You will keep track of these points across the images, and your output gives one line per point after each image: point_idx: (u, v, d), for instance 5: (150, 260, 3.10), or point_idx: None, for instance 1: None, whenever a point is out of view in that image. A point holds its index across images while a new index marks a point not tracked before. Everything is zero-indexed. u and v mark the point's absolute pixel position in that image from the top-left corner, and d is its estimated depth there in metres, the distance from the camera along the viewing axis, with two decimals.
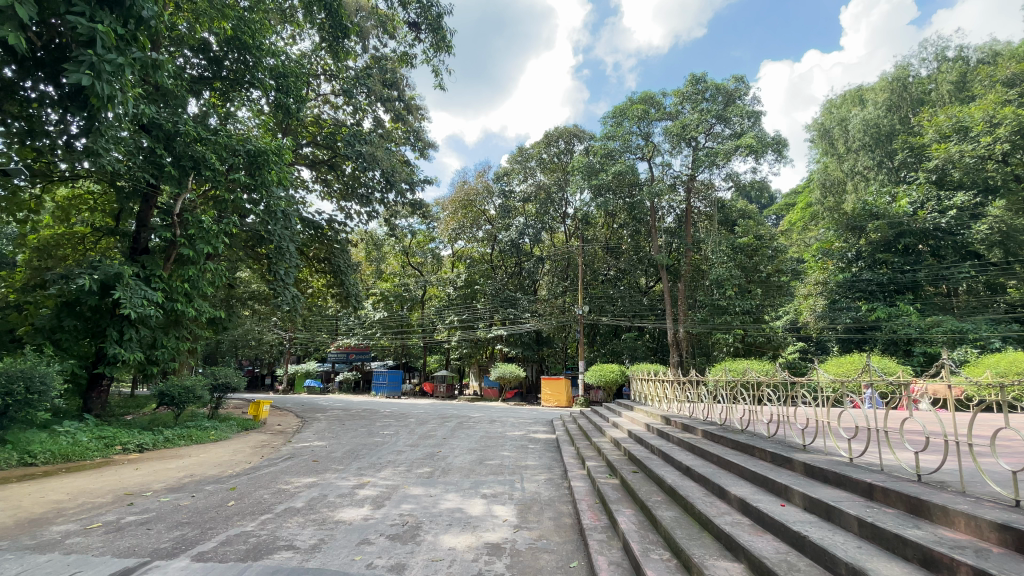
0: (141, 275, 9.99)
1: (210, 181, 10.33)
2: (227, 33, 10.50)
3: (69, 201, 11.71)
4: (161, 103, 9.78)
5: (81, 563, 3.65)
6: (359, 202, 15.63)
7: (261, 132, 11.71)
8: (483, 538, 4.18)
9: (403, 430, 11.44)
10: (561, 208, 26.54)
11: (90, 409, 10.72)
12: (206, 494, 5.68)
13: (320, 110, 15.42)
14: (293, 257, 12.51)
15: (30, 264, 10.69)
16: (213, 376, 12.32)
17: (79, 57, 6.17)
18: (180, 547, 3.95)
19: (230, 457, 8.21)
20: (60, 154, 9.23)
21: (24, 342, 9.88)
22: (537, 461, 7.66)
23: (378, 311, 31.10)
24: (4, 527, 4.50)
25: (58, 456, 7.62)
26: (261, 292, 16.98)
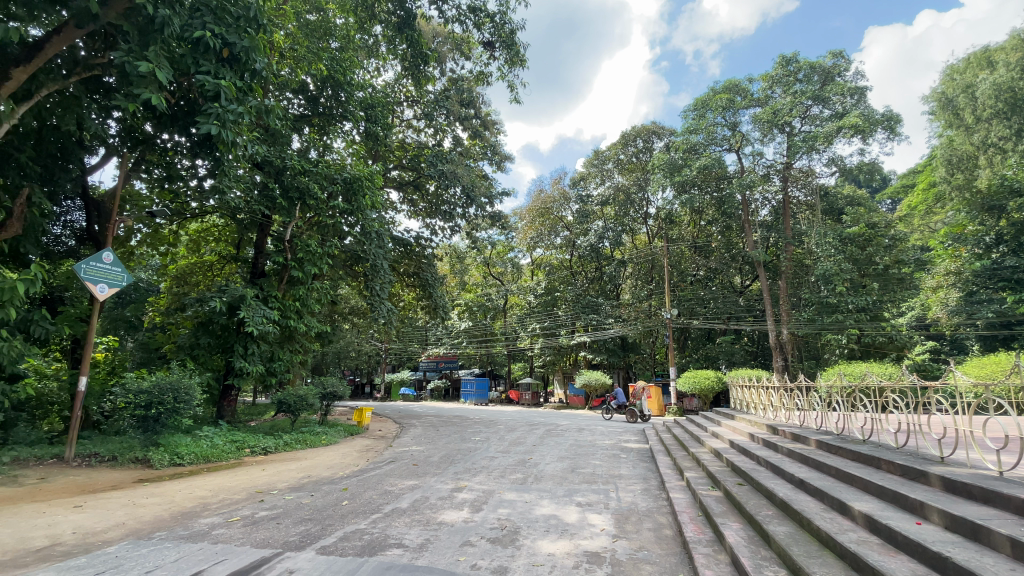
0: (260, 295, 11.20)
1: (314, 209, 11.42)
2: (323, 74, 11.59)
3: (199, 234, 13.53)
4: (270, 143, 10.97)
5: (226, 552, 4.17)
6: (443, 218, 16.37)
7: (354, 160, 12.69)
8: (582, 546, 4.15)
9: (493, 437, 11.72)
10: (642, 209, 25.78)
11: (223, 416, 12.17)
12: (323, 494, 6.23)
13: (405, 135, 16.41)
14: (387, 273, 13.39)
15: (172, 290, 12.53)
16: (322, 386, 13.44)
17: (209, 110, 7.14)
18: (306, 541, 4.37)
19: (340, 459, 8.92)
20: (192, 194, 10.75)
21: (170, 359, 11.43)
22: (631, 471, 7.47)
23: (463, 321, 32.15)
24: (163, 519, 5.26)
25: (201, 457, 8.75)
26: (359, 308, 18.35)
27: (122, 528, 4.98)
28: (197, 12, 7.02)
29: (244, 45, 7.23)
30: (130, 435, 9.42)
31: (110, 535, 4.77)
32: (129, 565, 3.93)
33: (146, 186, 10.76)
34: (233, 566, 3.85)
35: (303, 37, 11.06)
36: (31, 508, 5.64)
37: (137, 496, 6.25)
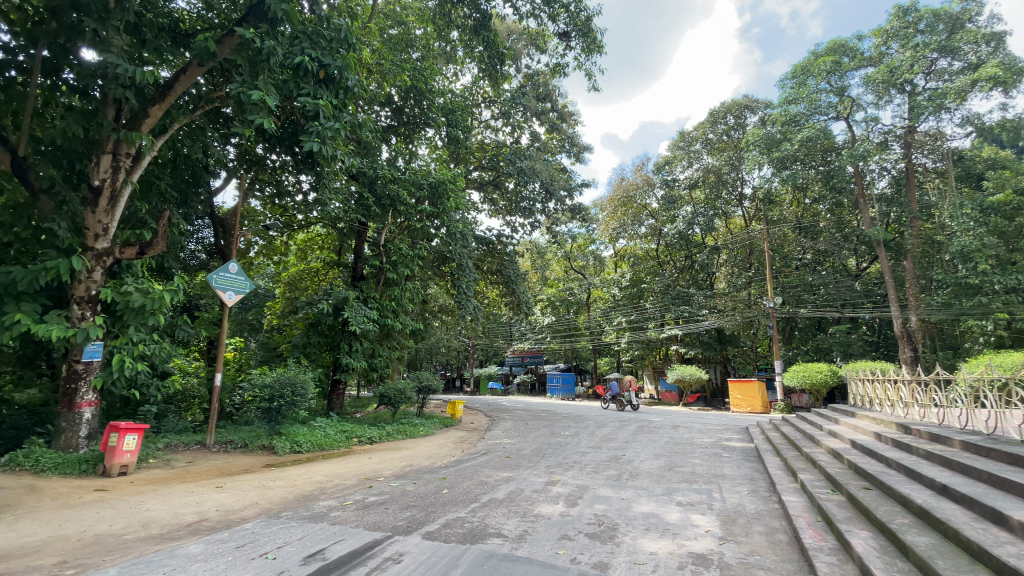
0: (361, 297, 12.08)
1: (404, 214, 12.08)
2: (406, 84, 12.14)
3: (305, 243, 14.88)
4: (363, 156, 11.76)
5: (343, 533, 4.53)
6: (523, 215, 16.49)
7: (438, 164, 13.18)
8: (686, 547, 3.98)
9: (584, 432, 11.61)
10: (735, 190, 24.07)
11: (333, 408, 13.27)
12: (424, 482, 6.57)
13: (483, 136, 16.74)
14: (472, 271, 13.78)
15: (286, 295, 13.92)
16: (418, 380, 14.16)
17: (310, 129, 7.77)
18: (413, 526, 4.63)
19: (438, 450, 9.37)
20: (297, 207, 11.83)
21: (287, 356, 12.63)
22: (735, 471, 7.02)
23: (546, 316, 32.24)
24: (288, 500, 5.87)
25: (317, 445, 9.63)
26: (447, 306, 19.10)
27: (255, 507, 5.62)
28: (297, 40, 7.69)
29: (338, 65, 7.81)
30: (257, 425, 10.60)
31: (246, 513, 5.41)
32: (264, 540, 4.43)
33: (260, 202, 12.02)
34: (349, 546, 4.18)
35: (387, 51, 11.68)
36: (183, 487, 6.55)
37: (265, 479, 7.03)
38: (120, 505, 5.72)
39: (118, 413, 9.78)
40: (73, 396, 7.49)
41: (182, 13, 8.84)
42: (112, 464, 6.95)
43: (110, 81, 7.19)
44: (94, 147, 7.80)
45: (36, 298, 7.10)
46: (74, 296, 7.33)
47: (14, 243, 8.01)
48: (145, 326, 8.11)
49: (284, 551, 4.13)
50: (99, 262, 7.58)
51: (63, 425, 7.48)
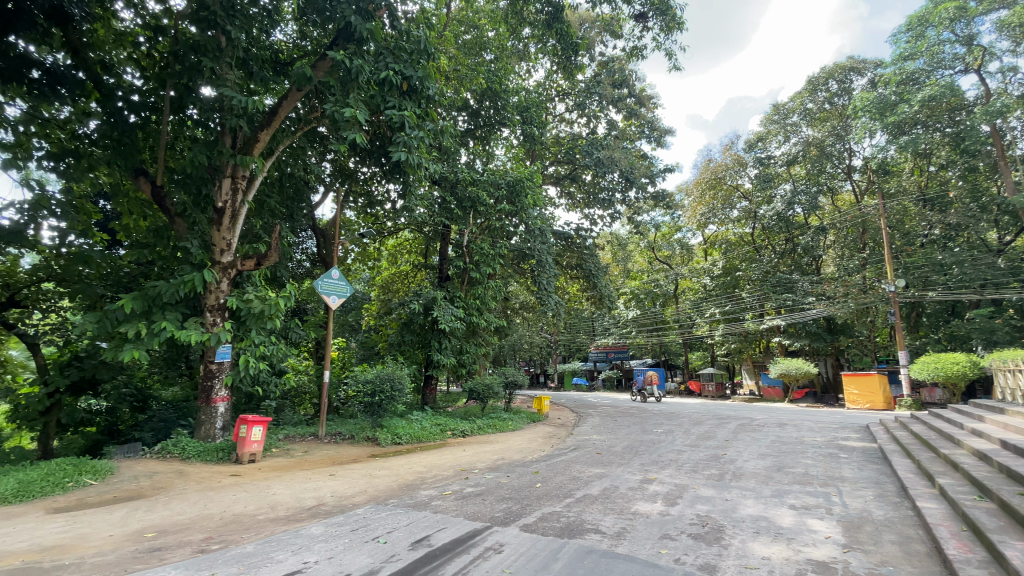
0: (448, 296, 12.57)
1: (484, 215, 12.39)
2: (481, 87, 12.40)
3: (395, 247, 15.73)
4: (444, 161, 12.23)
5: (445, 521, 4.74)
6: (602, 207, 16.10)
7: (515, 162, 13.31)
8: (804, 553, 3.67)
9: (679, 430, 11.14)
10: (843, 162, 21.81)
11: (427, 402, 13.92)
12: (518, 475, 6.69)
13: (558, 129, 16.62)
14: (552, 267, 13.73)
15: (380, 297, 14.85)
16: (505, 375, 14.40)
17: (398, 139, 8.23)
18: (510, 517, 4.74)
19: (528, 444, 9.49)
20: (386, 214, 12.56)
21: (384, 354, 13.43)
22: (856, 473, 6.36)
23: (631, 310, 31.25)
24: (393, 489, 6.27)
25: (415, 437, 10.19)
26: (530, 303, 19.24)
27: (365, 494, 6.07)
28: (382, 56, 8.16)
29: (419, 76, 8.20)
30: (361, 419, 11.44)
31: (357, 499, 5.86)
32: (375, 525, 4.76)
33: (354, 212, 12.93)
34: (452, 534, 4.37)
35: (462, 56, 11.98)
36: (302, 474, 7.25)
37: (371, 468, 7.56)
38: (252, 488, 6.46)
39: (244, 407, 11.01)
40: (210, 391, 8.55)
41: (280, 44, 9.77)
42: (243, 453, 7.83)
43: (227, 113, 8.08)
44: (216, 172, 8.80)
45: (178, 308, 8.18)
46: (206, 304, 8.35)
47: (158, 261, 9.28)
48: (264, 329, 9.07)
49: (394, 535, 4.42)
50: (225, 274, 8.58)
51: (202, 418, 8.58)
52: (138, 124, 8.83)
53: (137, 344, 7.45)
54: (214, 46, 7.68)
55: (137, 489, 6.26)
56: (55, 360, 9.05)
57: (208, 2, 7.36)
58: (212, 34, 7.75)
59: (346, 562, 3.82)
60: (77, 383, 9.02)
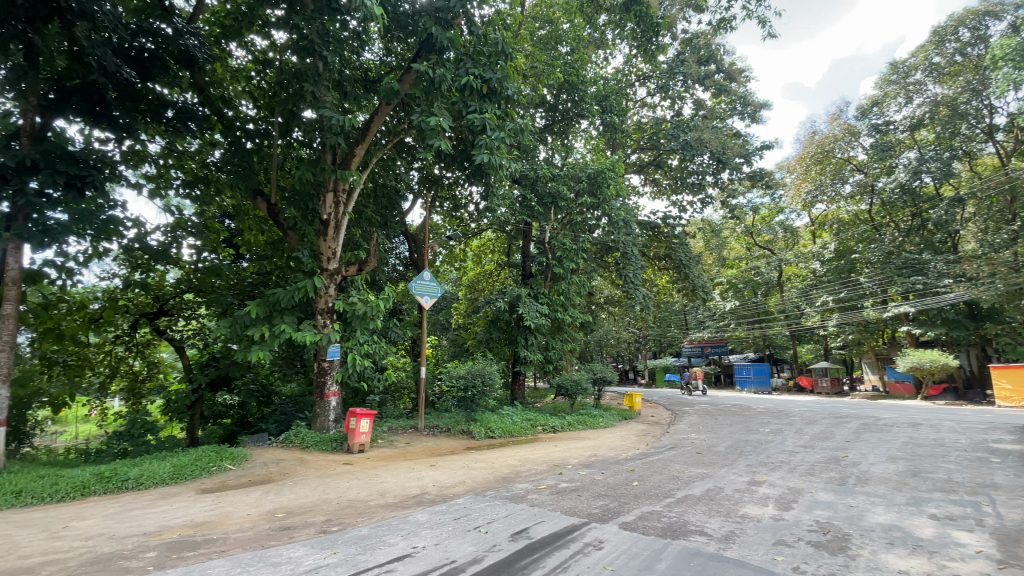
0: (532, 293, 12.67)
1: (565, 210, 12.33)
2: (559, 80, 12.33)
3: (480, 248, 16.15)
4: (523, 159, 12.39)
5: (543, 515, 4.80)
6: (691, 191, 15.28)
7: (594, 154, 13.12)
8: (950, 568, 3.22)
9: (788, 429, 10.28)
10: (982, 120, 18.70)
11: (516, 398, 14.20)
12: (613, 473, 6.58)
13: (640, 115, 16.05)
14: (638, 259, 13.27)
15: (468, 296, 15.35)
16: (593, 371, 14.23)
17: (479, 142, 8.44)
18: (608, 515, 4.68)
19: (621, 442, 9.30)
20: (471, 214, 12.93)
21: (473, 350, 13.85)
22: (1014, 481, 5.44)
23: (728, 300, 29.32)
24: (490, 481, 6.47)
25: (507, 432, 10.42)
26: (615, 296, 18.80)
27: (464, 484, 6.33)
28: (461, 63, 8.43)
29: (498, 78, 8.35)
30: (456, 413, 11.95)
31: (457, 489, 6.13)
32: (475, 515, 4.95)
33: (441, 215, 13.51)
34: (550, 528, 4.41)
35: (540, 53, 12.01)
36: (406, 464, 7.73)
37: (468, 460, 7.87)
38: (363, 476, 7.01)
39: (352, 402, 11.99)
40: (323, 386, 9.40)
41: (369, 63, 10.44)
42: (353, 443, 8.52)
43: (326, 132, 8.79)
44: (319, 187, 9.60)
45: (295, 312, 9.08)
46: (318, 308, 9.18)
47: (275, 271, 10.39)
48: (366, 329, 9.80)
49: (494, 526, 4.56)
50: (333, 279, 9.38)
51: (318, 411, 9.47)
52: (253, 149, 9.91)
53: (262, 345, 8.39)
54: (314, 71, 8.40)
55: (267, 474, 7.08)
56: (197, 361, 10.45)
57: (307, 32, 8.06)
58: (311, 61, 8.46)
59: (452, 549, 4.01)
60: (215, 381, 10.37)
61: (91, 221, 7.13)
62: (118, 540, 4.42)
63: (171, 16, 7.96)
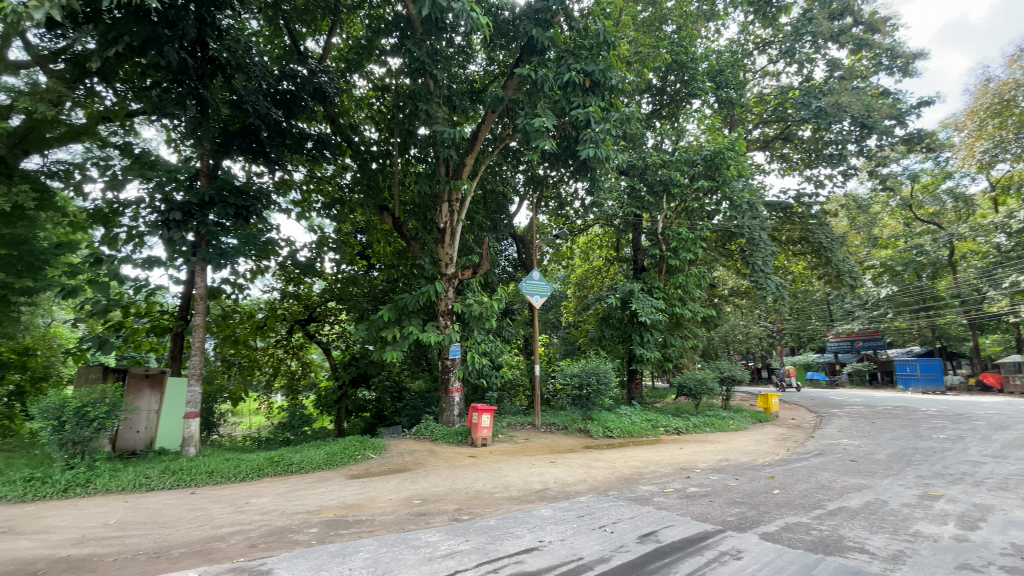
0: (646, 288, 12.19)
1: (680, 197, 11.67)
2: (667, 61, 11.73)
3: (588, 244, 15.95)
4: (631, 149, 12.03)
5: (671, 519, 4.59)
6: (830, 164, 13.50)
7: (709, 134, 12.24)
8: None
9: (972, 436, 8.58)
10: None
11: (634, 397, 13.76)
12: (749, 479, 6.06)
13: (761, 86, 14.63)
14: (768, 245, 12.02)
15: (578, 294, 15.28)
16: (719, 370, 13.22)
17: (585, 137, 8.32)
18: (746, 523, 4.32)
19: (756, 446, 8.53)
20: (577, 211, 12.85)
21: (586, 349, 13.68)
22: None
23: (882, 286, 25.39)
24: (612, 481, 6.35)
25: (626, 432, 10.15)
26: (741, 287, 17.31)
27: (586, 483, 6.29)
28: (563, 60, 8.43)
29: (601, 69, 8.18)
30: (572, 411, 11.95)
31: (579, 487, 6.11)
32: (600, 514, 4.89)
33: (548, 214, 13.64)
34: (681, 532, 4.19)
35: (644, 37, 11.56)
36: (527, 460, 7.91)
37: (589, 459, 7.81)
38: (488, 469, 7.31)
39: (473, 398, 12.60)
40: (447, 382, 9.99)
41: (475, 74, 10.90)
42: (476, 437, 8.93)
43: (439, 146, 9.37)
44: (435, 198, 10.23)
45: (420, 314, 9.79)
46: (439, 310, 9.79)
47: (401, 278, 11.29)
48: (483, 329, 10.24)
49: (620, 527, 4.46)
50: (451, 283, 9.95)
51: (444, 406, 10.11)
52: (378, 169, 10.87)
53: (395, 345, 9.19)
54: (426, 90, 9.01)
55: (403, 463, 7.73)
56: (341, 361, 11.82)
57: (417, 54, 8.67)
58: (423, 81, 9.10)
59: (578, 546, 4.00)
60: (356, 378, 11.63)
61: (254, 244, 8.45)
62: (288, 515, 5.14)
63: (306, 60, 9.19)
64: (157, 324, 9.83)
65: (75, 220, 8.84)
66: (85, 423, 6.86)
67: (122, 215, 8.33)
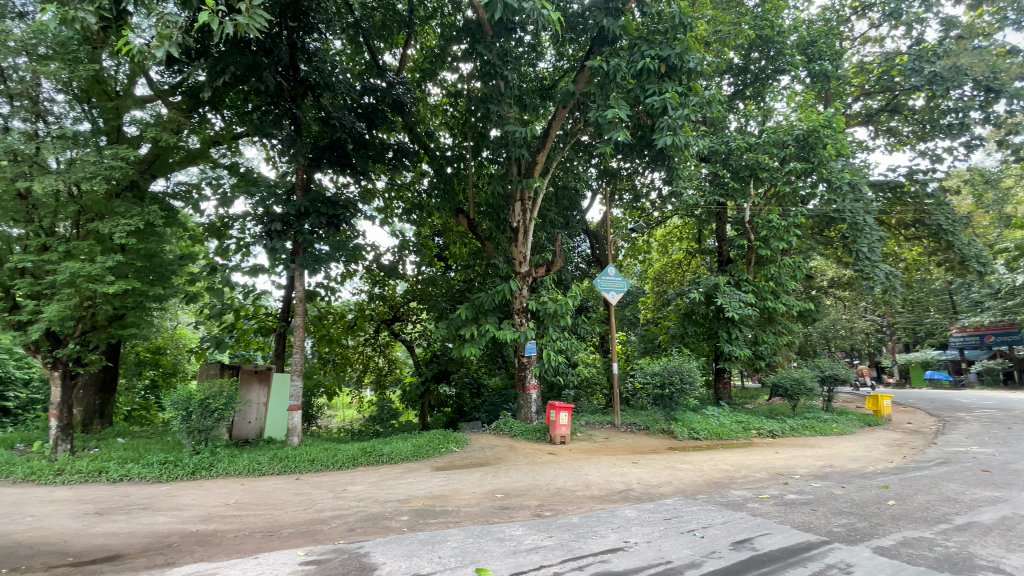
0: (733, 281, 11.49)
1: (769, 182, 10.87)
2: (751, 38, 10.98)
3: (666, 236, 15.34)
4: (711, 134, 11.39)
5: (767, 527, 4.29)
6: (949, 135, 11.92)
7: (801, 112, 11.30)
8: None
9: None
10: None
11: (721, 397, 13.02)
12: (857, 487, 5.51)
13: (860, 54, 13.26)
14: (874, 230, 10.83)
15: (656, 289, 14.77)
16: (819, 368, 12.10)
17: (661, 124, 7.99)
18: (855, 535, 3.94)
19: (865, 452, 7.73)
20: (654, 203, 12.42)
21: (668, 347, 13.16)
22: None
23: (1019, 272, 21.97)
24: (700, 484, 6.06)
25: (714, 434, 9.63)
26: (843, 277, 15.76)
27: (671, 485, 6.05)
28: (636, 47, 8.16)
29: (677, 52, 7.80)
30: (654, 411, 11.56)
31: (664, 489, 5.90)
32: (688, 517, 4.69)
33: (623, 207, 13.31)
34: (780, 541, 3.90)
35: (724, 15, 10.91)
36: (608, 459, 7.75)
37: (674, 461, 7.50)
38: (568, 467, 7.27)
39: (550, 396, 12.63)
40: (524, 380, 10.08)
41: (545, 72, 10.89)
42: (555, 435, 8.93)
43: (512, 145, 9.45)
44: (508, 198, 10.33)
45: (496, 313, 9.95)
46: (514, 308, 9.88)
47: (478, 278, 11.55)
48: (558, 326, 10.21)
49: (711, 532, 4.25)
50: (525, 281, 10.02)
51: (522, 403, 10.21)
52: (453, 172, 11.15)
53: (473, 343, 9.43)
54: (497, 92, 9.14)
55: (485, 458, 7.91)
56: (423, 358, 12.36)
57: (489, 57, 8.83)
58: (494, 83, 9.22)
59: (666, 549, 3.86)
60: (437, 374, 12.10)
61: (344, 249, 8.94)
62: (381, 503, 5.46)
63: (385, 73, 9.69)
64: (263, 325, 10.84)
65: (194, 234, 10.01)
66: (207, 414, 7.71)
67: (231, 227, 9.29)
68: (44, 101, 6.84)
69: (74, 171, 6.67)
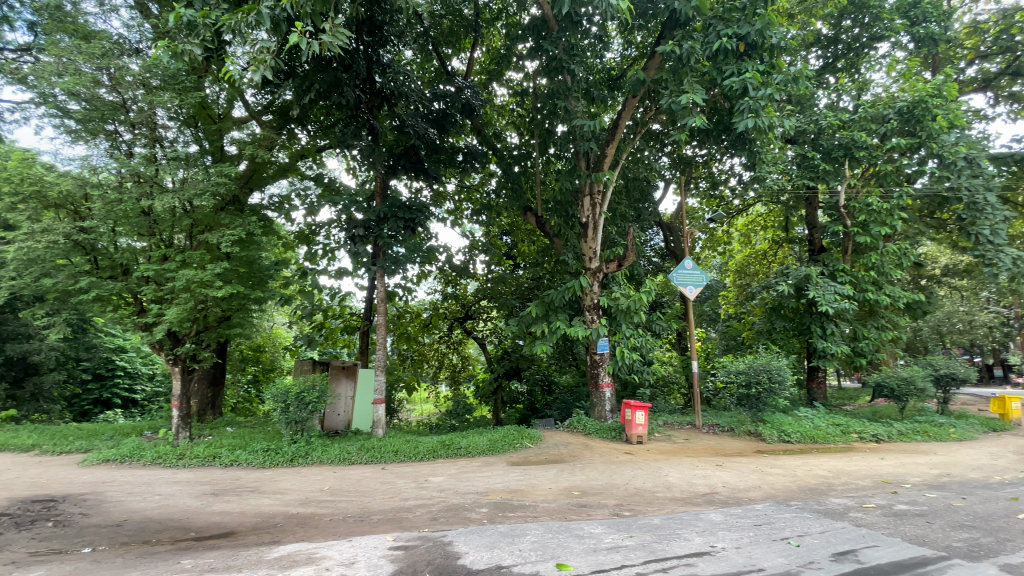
0: (827, 272, 10.59)
1: (868, 160, 9.93)
2: (841, 5, 10.05)
3: (749, 226, 14.44)
4: (798, 114, 10.56)
5: (874, 539, 3.91)
6: None
7: (904, 81, 10.16)
8: None
9: None
10: None
11: (815, 398, 12.07)
12: (983, 499, 4.88)
13: (977, 10, 11.68)
14: (999, 209, 9.49)
15: (738, 282, 13.97)
16: (932, 367, 10.82)
17: (741, 106, 7.52)
18: (981, 552, 3.49)
19: (992, 461, 6.80)
20: (734, 191, 11.73)
21: (752, 343, 12.41)
22: None
23: None
24: (793, 490, 5.64)
25: (807, 437, 8.94)
26: (960, 264, 13.94)
27: (760, 490, 5.69)
28: (711, 28, 7.76)
29: (758, 28, 7.29)
30: (738, 412, 10.94)
31: (752, 493, 5.56)
32: (781, 525, 4.38)
33: (700, 197, 12.70)
34: (889, 555, 3.54)
35: None
36: (689, 461, 7.44)
37: (763, 464, 7.05)
38: (647, 467, 7.07)
39: (624, 394, 12.35)
40: (597, 377, 9.94)
41: (612, 62, 10.64)
42: (631, 434, 8.73)
43: (579, 139, 9.32)
44: (577, 194, 10.23)
45: (566, 309, 9.90)
46: (585, 305, 9.79)
47: (548, 276, 11.57)
48: (632, 323, 9.95)
49: (808, 541, 3.94)
50: (596, 277, 9.88)
51: (596, 400, 10.08)
52: (520, 171, 11.14)
53: (545, 339, 9.46)
54: (564, 87, 9.06)
55: (559, 455, 7.90)
56: (495, 354, 12.58)
57: (555, 53, 8.78)
58: (561, 78, 9.17)
59: (757, 557, 3.64)
60: (510, 371, 12.27)
61: (419, 251, 9.30)
62: (461, 495, 5.63)
63: (453, 78, 9.99)
64: (348, 323, 11.58)
65: (286, 241, 10.89)
66: (303, 406, 8.36)
67: (318, 234, 10.00)
68: (160, 128, 7.75)
69: (187, 189, 7.50)
